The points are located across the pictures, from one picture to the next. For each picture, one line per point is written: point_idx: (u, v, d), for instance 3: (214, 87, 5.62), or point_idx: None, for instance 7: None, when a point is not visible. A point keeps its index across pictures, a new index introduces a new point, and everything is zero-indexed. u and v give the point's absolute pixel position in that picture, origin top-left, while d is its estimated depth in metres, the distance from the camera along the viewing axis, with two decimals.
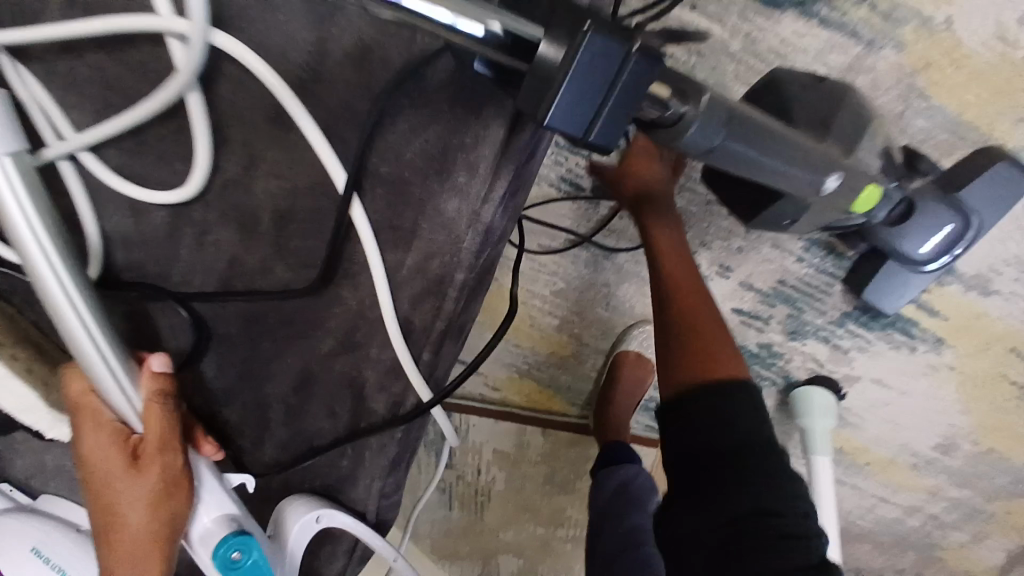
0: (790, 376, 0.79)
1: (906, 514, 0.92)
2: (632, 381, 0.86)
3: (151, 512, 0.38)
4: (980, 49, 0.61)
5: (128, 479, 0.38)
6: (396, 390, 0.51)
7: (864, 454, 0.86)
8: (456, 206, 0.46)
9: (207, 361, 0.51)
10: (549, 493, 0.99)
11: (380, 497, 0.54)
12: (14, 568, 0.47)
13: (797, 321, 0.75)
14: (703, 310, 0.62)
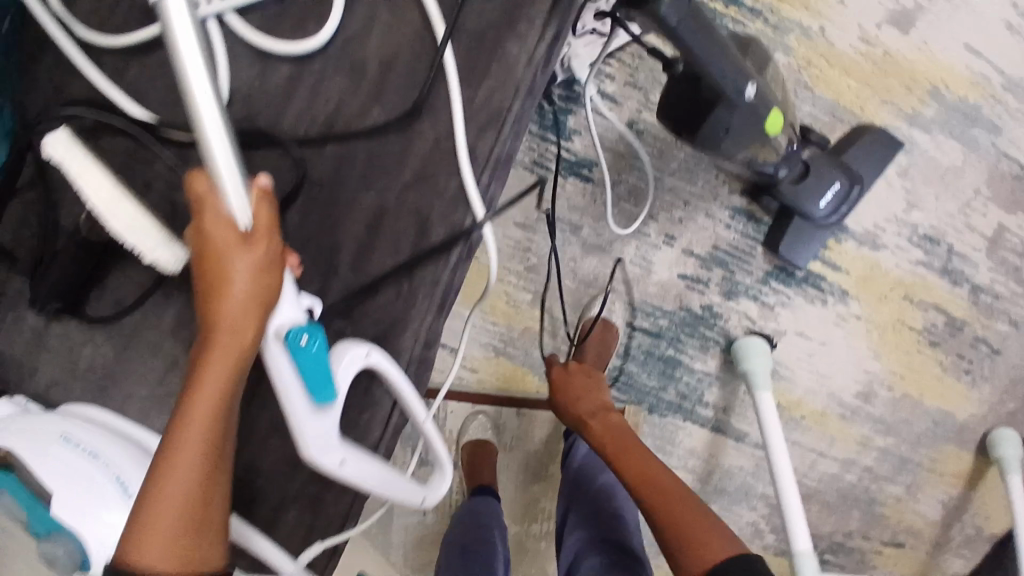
0: (730, 336, 0.92)
1: (844, 468, 1.03)
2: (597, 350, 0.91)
3: (253, 278, 0.42)
4: (848, 49, 0.82)
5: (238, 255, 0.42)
6: (453, 214, 0.56)
7: (799, 407, 0.97)
8: (518, 48, 0.58)
9: (294, 205, 0.56)
10: (524, 482, 1.04)
11: (419, 355, 0.57)
12: (38, 453, 0.48)
13: (731, 282, 0.89)
14: (652, 485, 0.75)
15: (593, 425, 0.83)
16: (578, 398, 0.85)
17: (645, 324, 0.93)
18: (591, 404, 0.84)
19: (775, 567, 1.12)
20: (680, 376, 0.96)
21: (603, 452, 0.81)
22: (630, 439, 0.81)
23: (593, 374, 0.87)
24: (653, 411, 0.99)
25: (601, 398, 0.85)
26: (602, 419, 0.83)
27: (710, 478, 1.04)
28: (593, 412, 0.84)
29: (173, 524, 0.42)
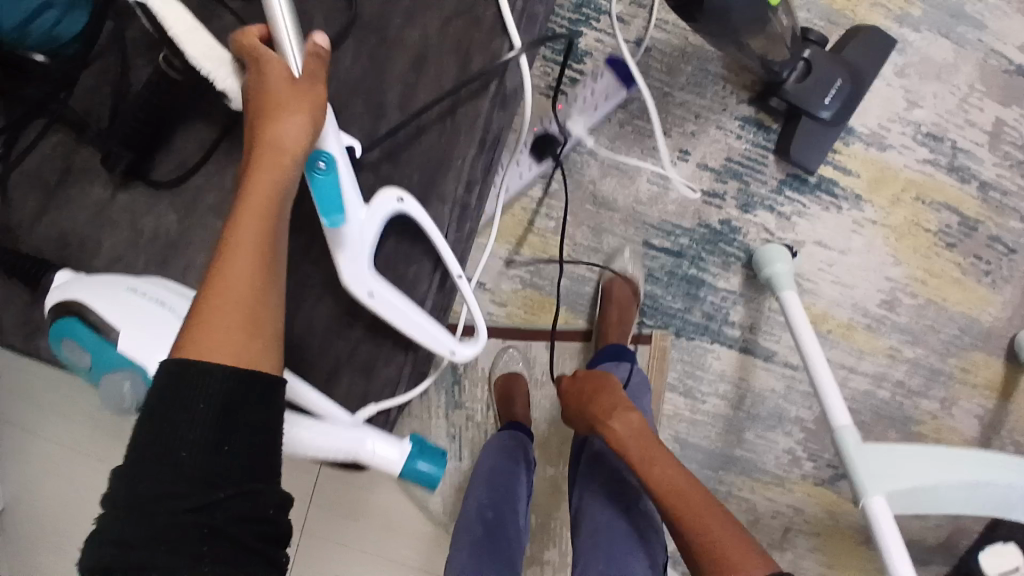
0: (749, 250, 0.95)
1: (875, 384, 1.02)
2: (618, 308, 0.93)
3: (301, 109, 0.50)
4: None
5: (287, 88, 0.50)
6: (492, 44, 0.66)
7: (825, 321, 0.99)
8: None
9: (348, 43, 0.66)
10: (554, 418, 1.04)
11: (468, 181, 0.67)
12: (107, 302, 0.52)
13: (747, 194, 0.93)
14: (674, 497, 0.69)
15: (612, 427, 0.76)
16: (592, 404, 0.80)
17: (666, 245, 0.95)
18: (605, 406, 0.78)
19: (817, 499, 1.12)
20: (704, 296, 0.98)
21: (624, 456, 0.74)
22: (654, 447, 0.73)
23: (609, 379, 0.82)
24: (681, 334, 1.01)
25: (618, 399, 0.79)
26: (622, 421, 0.76)
27: (743, 404, 1.05)
28: (610, 415, 0.77)
29: (218, 329, 0.45)
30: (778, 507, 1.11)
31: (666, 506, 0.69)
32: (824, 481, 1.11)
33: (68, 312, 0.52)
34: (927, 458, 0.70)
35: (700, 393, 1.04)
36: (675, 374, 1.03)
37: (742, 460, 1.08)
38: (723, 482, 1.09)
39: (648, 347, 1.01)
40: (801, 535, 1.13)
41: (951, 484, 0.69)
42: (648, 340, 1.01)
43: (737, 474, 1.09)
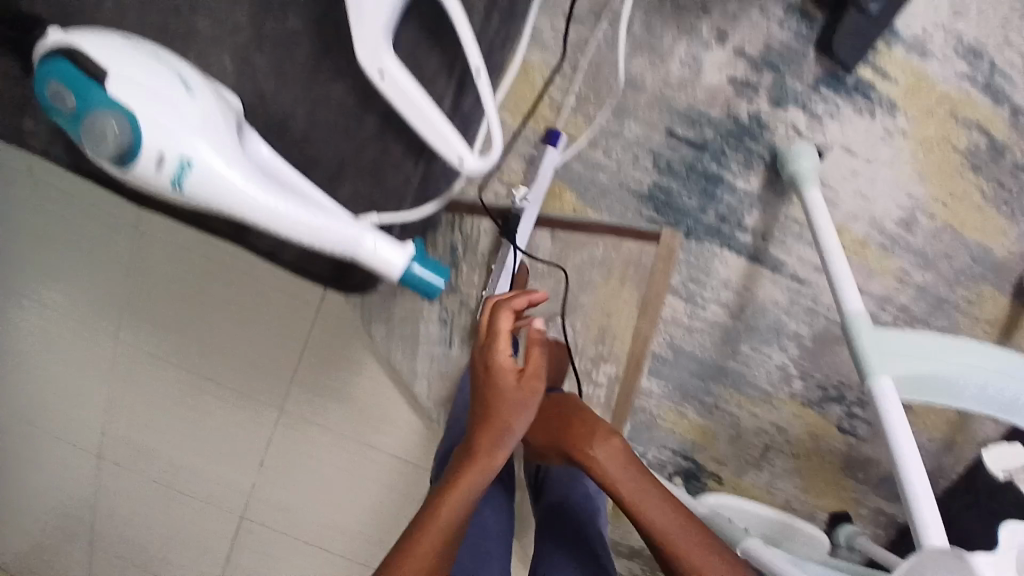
0: (774, 150, 0.92)
1: (879, 307, 1.02)
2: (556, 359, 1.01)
3: (528, 406, 0.75)
4: None
5: (515, 388, 0.75)
6: None
7: (841, 234, 0.98)
8: None
9: None
10: (551, 310, 1.06)
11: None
12: (109, 49, 0.50)
13: (781, 87, 0.90)
14: (661, 528, 0.70)
15: (594, 454, 0.77)
16: (572, 435, 0.81)
17: (690, 134, 0.92)
18: (584, 436, 0.79)
19: (802, 419, 1.13)
20: (721, 197, 0.95)
21: (608, 486, 0.76)
22: (639, 477, 0.75)
23: (584, 409, 0.85)
24: (691, 234, 0.98)
25: (595, 424, 0.81)
26: (602, 447, 0.78)
27: (743, 313, 1.04)
28: (590, 444, 0.78)
29: (424, 557, 0.62)
30: (761, 424, 1.13)
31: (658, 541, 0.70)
32: (812, 403, 1.11)
33: (56, 52, 0.50)
34: (936, 345, 0.69)
35: (701, 299, 1.03)
36: (679, 277, 1.01)
37: (732, 373, 1.09)
38: (710, 393, 1.11)
39: (656, 246, 0.98)
40: (779, 455, 1.16)
41: (962, 374, 0.67)
42: (657, 239, 0.98)
43: (726, 386, 1.10)
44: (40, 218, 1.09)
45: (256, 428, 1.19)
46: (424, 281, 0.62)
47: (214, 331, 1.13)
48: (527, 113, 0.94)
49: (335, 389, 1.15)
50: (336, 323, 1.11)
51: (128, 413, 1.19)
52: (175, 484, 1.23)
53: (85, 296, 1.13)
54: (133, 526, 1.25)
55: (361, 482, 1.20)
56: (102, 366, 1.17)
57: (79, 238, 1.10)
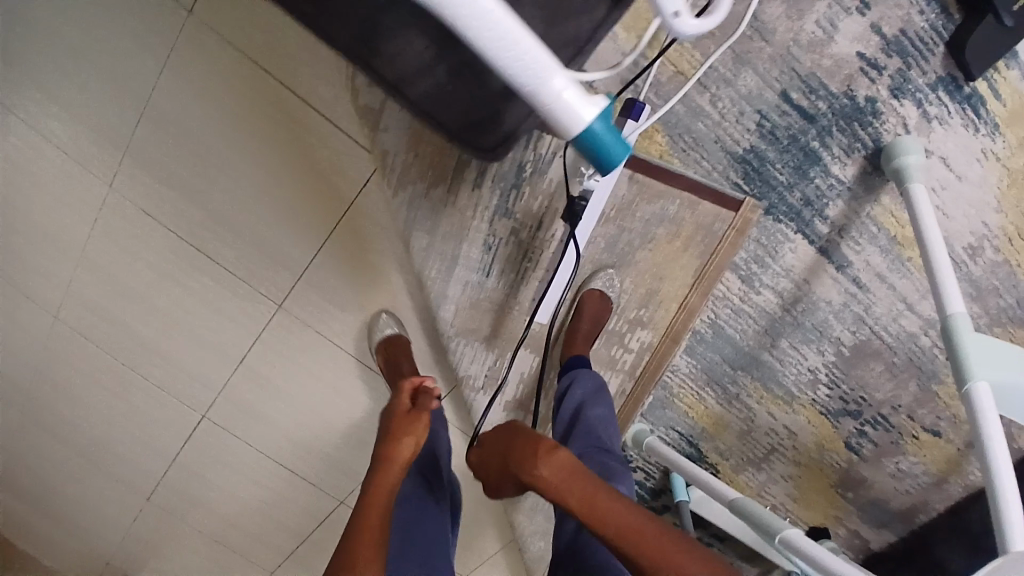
0: (880, 142, 0.89)
1: (920, 328, 1.01)
2: (593, 316, 1.01)
3: (414, 433, 0.82)
4: None
5: (404, 422, 0.84)
6: None
7: (911, 247, 0.95)
8: None
9: None
10: (602, 260, 1.00)
11: None
12: None
13: (903, 78, 0.86)
14: (622, 526, 0.71)
15: (541, 473, 0.74)
16: (513, 455, 0.77)
17: (803, 103, 0.87)
18: (526, 453, 0.76)
19: (815, 428, 1.10)
20: (812, 177, 0.91)
21: (559, 499, 0.74)
22: (588, 484, 0.74)
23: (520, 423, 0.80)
24: (770, 212, 0.93)
25: (535, 439, 0.77)
26: (548, 463, 0.74)
27: (795, 307, 1.00)
28: (535, 462, 0.75)
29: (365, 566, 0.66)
30: (774, 424, 1.11)
31: (623, 543, 0.70)
32: (829, 412, 1.09)
33: None
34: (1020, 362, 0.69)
35: (758, 282, 0.98)
36: (744, 254, 0.96)
37: (763, 366, 1.05)
38: (736, 382, 1.07)
39: (733, 215, 0.93)
40: (781, 460, 1.14)
41: None
42: (736, 207, 0.93)
43: (753, 379, 1.07)
44: (32, 10, 0.89)
45: (251, 315, 1.09)
46: (606, 149, 0.44)
47: (219, 185, 0.99)
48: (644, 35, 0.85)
49: (345, 292, 1.07)
50: (365, 222, 1.01)
51: (108, 269, 1.08)
52: (149, 351, 1.16)
53: (79, 122, 0.97)
54: (102, 381, 1.20)
55: (351, 389, 1.15)
56: (88, 207, 1.03)
57: (82, 50, 0.92)
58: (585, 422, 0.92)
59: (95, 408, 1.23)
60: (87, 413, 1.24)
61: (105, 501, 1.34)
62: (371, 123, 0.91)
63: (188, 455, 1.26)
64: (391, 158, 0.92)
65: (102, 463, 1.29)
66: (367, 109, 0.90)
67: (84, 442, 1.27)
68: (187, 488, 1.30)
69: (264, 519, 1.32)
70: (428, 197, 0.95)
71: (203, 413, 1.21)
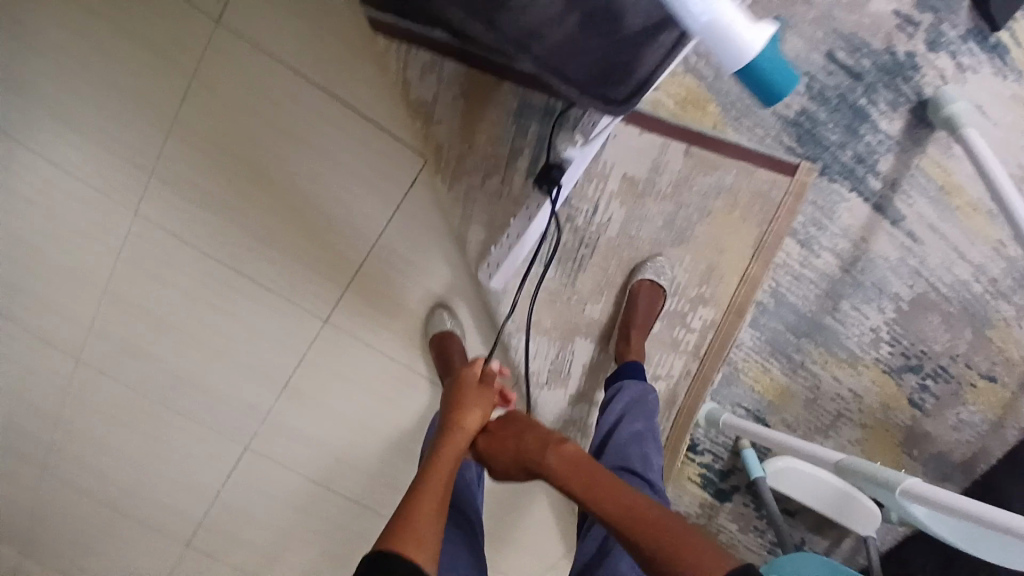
0: (922, 96, 0.92)
1: (973, 274, 1.03)
2: (645, 309, 0.98)
3: (479, 409, 0.82)
4: None
5: (471, 396, 0.84)
6: None
7: (958, 194, 0.98)
8: None
9: None
10: (660, 239, 0.98)
11: None
12: None
13: (937, 32, 0.90)
14: (622, 504, 0.70)
15: (549, 462, 0.77)
16: (519, 444, 0.80)
17: (849, 62, 0.90)
18: (535, 443, 0.80)
19: (880, 387, 1.10)
20: (862, 134, 0.93)
21: (567, 489, 0.75)
22: (597, 473, 0.75)
23: (525, 417, 0.84)
24: (825, 171, 0.94)
25: (546, 434, 0.81)
26: (557, 454, 0.77)
27: (853, 267, 1.00)
28: (543, 452, 0.78)
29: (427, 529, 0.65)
30: (839, 389, 1.10)
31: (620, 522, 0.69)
32: (892, 370, 1.09)
33: None
34: None
35: (818, 245, 0.98)
36: (802, 218, 0.97)
37: (826, 330, 1.05)
38: (800, 349, 1.07)
39: (790, 180, 0.93)
40: (848, 424, 1.14)
41: None
42: (792, 171, 0.93)
43: (817, 345, 1.06)
44: (55, 28, 0.85)
45: (291, 332, 1.04)
46: (772, 82, 0.45)
47: (256, 199, 0.94)
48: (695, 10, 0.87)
49: (394, 297, 1.02)
50: (411, 222, 0.96)
51: (138, 299, 1.01)
52: (183, 383, 1.08)
53: (103, 143, 0.91)
54: (132, 421, 1.12)
55: (403, 402, 1.10)
56: (111, 233, 0.97)
57: (107, 64, 0.87)
58: (619, 438, 0.87)
59: (125, 450, 1.14)
60: (114, 458, 1.15)
61: (132, 553, 1.24)
62: (426, 117, 0.90)
63: (227, 493, 1.18)
64: (447, 150, 0.92)
65: (130, 512, 1.20)
66: (420, 104, 0.90)
67: (110, 490, 1.18)
68: (225, 529, 1.21)
69: (312, 552, 1.25)
70: (485, 187, 0.94)
71: (244, 445, 1.13)
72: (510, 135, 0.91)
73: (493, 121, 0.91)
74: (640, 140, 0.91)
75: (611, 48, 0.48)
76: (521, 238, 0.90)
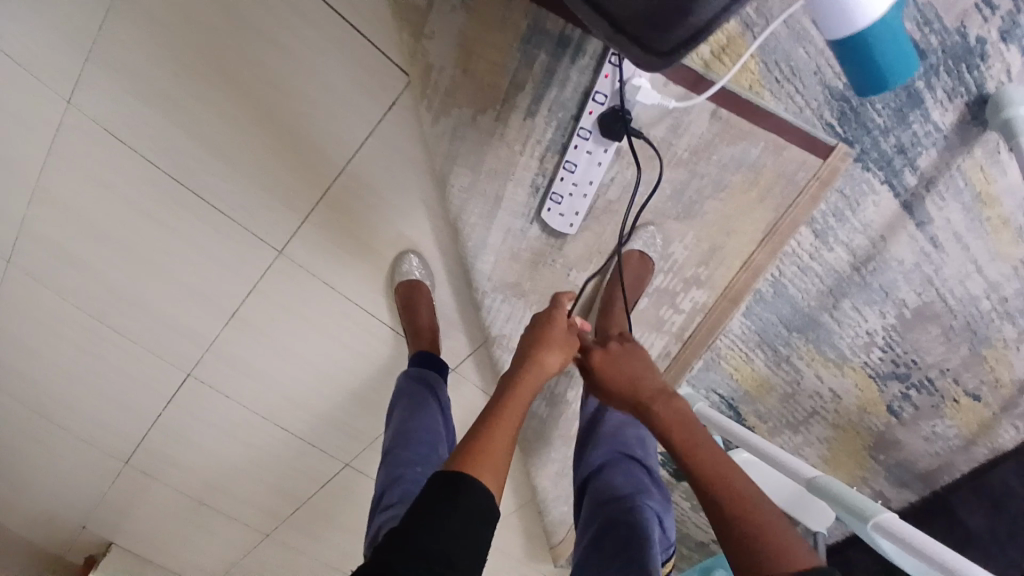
0: (984, 90, 0.79)
1: (984, 291, 0.95)
2: (632, 282, 0.91)
3: (566, 351, 0.74)
4: None
5: (563, 331, 0.75)
6: None
7: (992, 206, 0.87)
8: None
9: None
10: (664, 211, 0.88)
11: None
12: None
13: (1017, 18, 0.75)
14: (721, 474, 0.60)
15: (653, 412, 0.68)
16: (631, 383, 0.71)
17: (914, 36, 0.77)
18: (648, 386, 0.70)
19: (860, 391, 1.06)
20: (910, 123, 0.81)
21: (666, 441, 0.66)
22: (703, 434, 0.65)
23: (648, 357, 0.74)
24: (860, 158, 0.83)
25: (664, 382, 0.71)
26: (667, 406, 0.67)
27: (865, 267, 0.92)
28: (652, 398, 0.69)
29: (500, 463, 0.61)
30: (820, 388, 1.06)
31: (713, 489, 0.59)
32: (877, 376, 1.04)
33: None
34: None
35: (833, 238, 0.89)
36: (823, 207, 0.87)
37: (820, 328, 0.98)
38: (788, 344, 1.00)
39: (821, 163, 0.83)
40: (820, 423, 1.10)
41: None
42: (825, 154, 0.82)
43: (807, 341, 1.00)
44: None
45: (242, 260, 0.93)
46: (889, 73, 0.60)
47: (201, 102, 0.79)
48: None
49: (362, 236, 0.91)
50: (387, 155, 0.84)
51: (67, 200, 0.89)
52: (119, 299, 0.98)
53: (10, 4, 0.74)
54: (64, 330, 1.02)
55: (362, 348, 1.02)
56: (35, 123, 0.83)
57: None
58: (609, 423, 0.79)
59: (64, 361, 1.07)
60: (49, 363, 1.07)
61: (82, 455, 1.22)
62: (412, 28, 0.74)
63: (170, 414, 1.12)
64: (436, 73, 0.77)
65: (74, 420, 1.15)
66: (410, 9, 0.73)
67: (52, 396, 1.12)
68: (173, 447, 1.18)
69: (261, 477, 1.22)
70: (476, 125, 0.80)
71: (188, 372, 1.06)
72: (512, 66, 0.77)
73: (494, 45, 0.75)
74: (660, 92, 0.78)
75: None
76: (594, 183, 0.85)
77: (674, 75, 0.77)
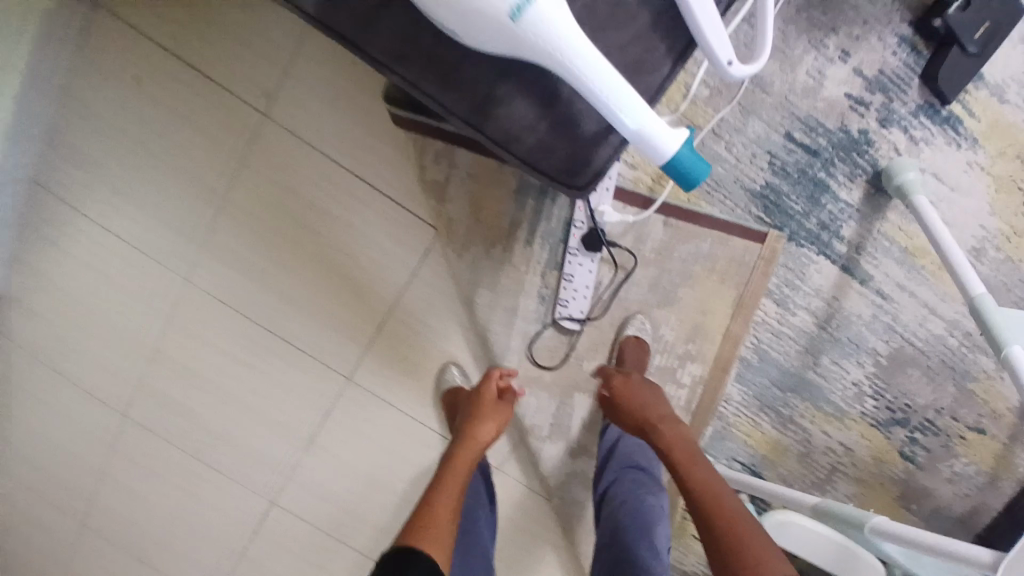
0: (878, 167, 1.02)
1: (948, 329, 1.08)
2: (636, 360, 1.05)
3: (493, 423, 0.99)
4: None
5: (492, 407, 1.01)
6: None
7: (923, 254, 1.05)
8: None
9: None
10: (648, 301, 1.08)
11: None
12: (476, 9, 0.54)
13: (888, 109, 1.00)
14: (707, 487, 0.81)
15: (661, 432, 0.89)
16: (642, 406, 0.92)
17: (806, 140, 1.01)
18: (655, 413, 0.91)
19: (869, 441, 1.14)
20: (824, 204, 1.03)
21: (669, 456, 0.87)
22: (698, 455, 0.86)
23: (659, 389, 0.95)
24: (793, 238, 1.04)
25: (668, 410, 0.92)
26: (670, 431, 0.89)
27: (830, 324, 1.08)
28: (660, 420, 0.90)
29: (447, 522, 0.80)
30: (830, 442, 1.15)
31: (699, 498, 0.80)
32: (880, 424, 1.13)
33: None
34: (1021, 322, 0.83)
35: (792, 304, 1.07)
36: (776, 280, 1.06)
37: (810, 384, 1.11)
38: (787, 405, 1.12)
39: (761, 246, 1.04)
40: (844, 479, 1.17)
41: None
42: (761, 240, 1.04)
43: (804, 399, 1.12)
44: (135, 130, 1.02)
45: (315, 390, 1.13)
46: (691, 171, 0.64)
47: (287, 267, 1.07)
48: (677, 104, 1.01)
49: (411, 356, 1.11)
50: (424, 288, 1.07)
51: (182, 358, 1.12)
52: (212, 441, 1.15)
53: (162, 217, 1.05)
54: (165, 474, 1.19)
55: (417, 457, 1.16)
56: (163, 300, 1.09)
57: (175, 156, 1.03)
58: (624, 447, 1.01)
59: (158, 509, 1.21)
60: (146, 512, 1.21)
61: None
62: (437, 195, 1.03)
63: (248, 549, 1.22)
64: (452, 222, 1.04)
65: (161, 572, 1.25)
66: (431, 181, 1.02)
67: (145, 550, 1.24)
68: None
69: None
70: (489, 256, 1.05)
71: (268, 501, 1.19)
72: (510, 209, 1.03)
73: (495, 197, 1.03)
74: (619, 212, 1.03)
75: (574, 141, 0.67)
76: (589, 287, 1.05)
77: (629, 200, 1.03)
